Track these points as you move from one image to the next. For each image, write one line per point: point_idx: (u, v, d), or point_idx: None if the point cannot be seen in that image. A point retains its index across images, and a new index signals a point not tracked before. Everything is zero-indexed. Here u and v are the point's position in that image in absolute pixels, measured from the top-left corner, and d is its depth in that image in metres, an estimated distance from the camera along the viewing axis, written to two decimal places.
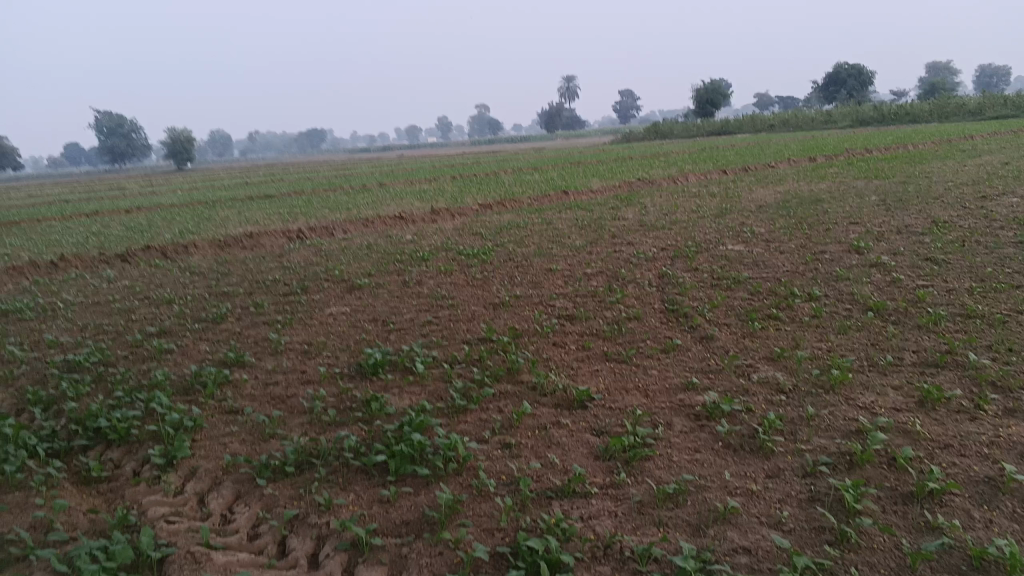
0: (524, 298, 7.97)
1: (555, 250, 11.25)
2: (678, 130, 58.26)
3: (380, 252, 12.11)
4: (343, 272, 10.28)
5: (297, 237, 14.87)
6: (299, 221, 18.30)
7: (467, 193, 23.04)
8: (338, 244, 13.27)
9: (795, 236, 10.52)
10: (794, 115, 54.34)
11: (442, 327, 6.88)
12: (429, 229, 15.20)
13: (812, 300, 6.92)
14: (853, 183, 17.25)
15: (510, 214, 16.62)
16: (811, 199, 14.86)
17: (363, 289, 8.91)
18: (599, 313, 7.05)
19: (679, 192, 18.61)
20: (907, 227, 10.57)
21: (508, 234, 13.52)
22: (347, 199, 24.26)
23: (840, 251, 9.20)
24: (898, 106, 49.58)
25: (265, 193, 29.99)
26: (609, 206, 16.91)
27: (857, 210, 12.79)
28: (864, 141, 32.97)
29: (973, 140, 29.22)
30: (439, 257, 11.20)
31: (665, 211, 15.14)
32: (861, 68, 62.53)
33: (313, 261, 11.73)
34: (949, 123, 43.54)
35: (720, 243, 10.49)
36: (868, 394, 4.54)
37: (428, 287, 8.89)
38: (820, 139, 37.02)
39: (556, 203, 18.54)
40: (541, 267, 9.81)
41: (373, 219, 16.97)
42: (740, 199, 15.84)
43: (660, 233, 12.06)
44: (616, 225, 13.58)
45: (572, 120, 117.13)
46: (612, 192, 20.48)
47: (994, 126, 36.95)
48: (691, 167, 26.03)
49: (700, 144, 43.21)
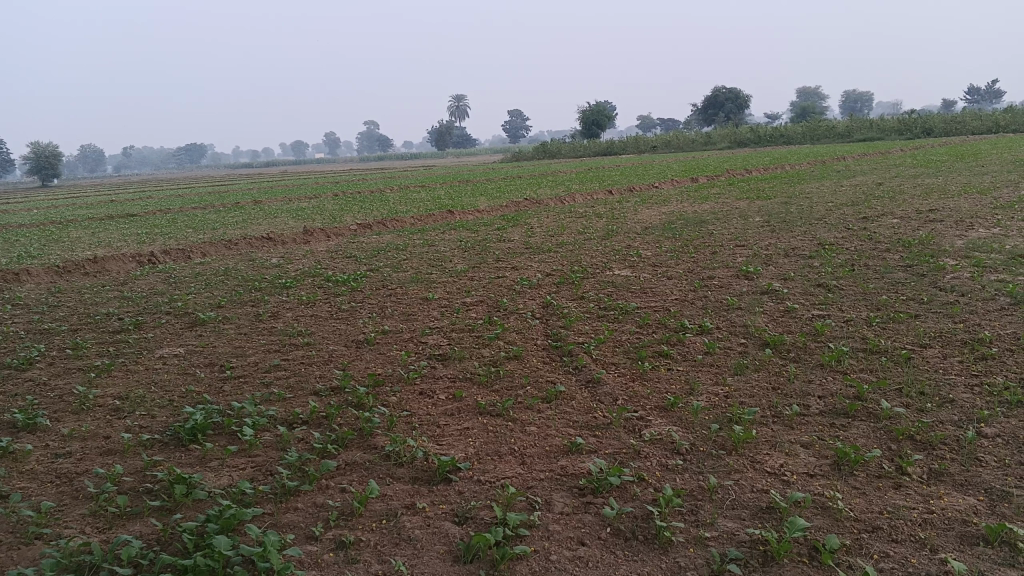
0: (391, 333, 7.07)
1: (432, 275, 10.40)
2: (566, 150, 58.71)
3: (240, 279, 10.94)
4: (191, 305, 9.11)
5: (150, 263, 13.44)
6: (158, 243, 16.77)
7: (347, 213, 21.93)
8: (195, 271, 11.99)
9: (684, 260, 10.05)
10: (676, 136, 55.63)
11: (290, 374, 5.90)
12: (300, 251, 14.09)
13: (705, 333, 6.33)
14: (736, 203, 17.22)
15: (389, 235, 15.66)
16: (697, 219, 14.62)
17: (208, 327, 7.81)
18: (473, 351, 6.23)
19: (565, 212, 18.13)
20: (795, 250, 10.31)
21: (384, 257, 12.60)
22: (218, 218, 22.65)
23: (730, 276, 8.76)
24: (774, 129, 51.50)
25: (129, 212, 27.84)
26: (494, 226, 16.22)
27: (743, 231, 12.55)
28: (743, 161, 33.76)
29: (846, 161, 30.36)
30: (305, 285, 10.16)
31: (550, 232, 14.58)
32: (738, 92, 64.88)
33: (160, 291, 10.46)
34: (821, 145, 45.47)
35: (607, 267, 9.91)
36: (776, 454, 3.89)
37: (285, 323, 7.87)
38: (702, 159, 37.81)
39: (439, 223, 17.72)
40: (415, 295, 8.94)
41: (240, 241, 15.65)
42: (627, 220, 15.45)
43: (545, 256, 11.41)
44: (500, 247, 12.87)
45: (463, 139, 116.97)
46: (498, 211, 19.86)
47: (861, 147, 38.71)
48: (577, 187, 25.76)
49: (588, 163, 43.50)
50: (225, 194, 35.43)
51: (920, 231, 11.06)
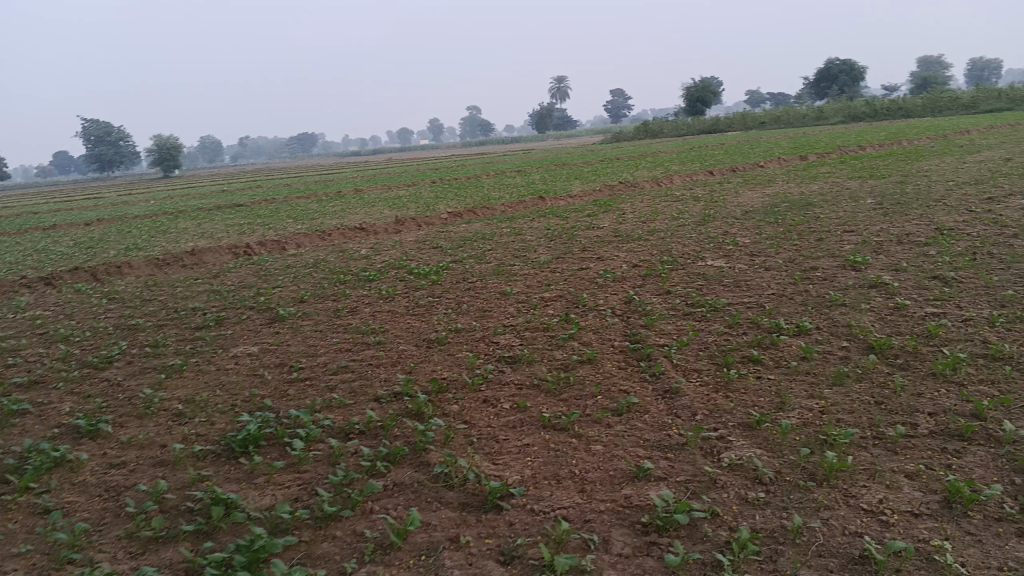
0: (463, 332, 6.78)
1: (515, 267, 10.06)
2: (667, 129, 57.33)
3: (325, 272, 10.91)
4: (273, 300, 9.08)
5: (243, 255, 13.64)
6: (256, 235, 17.09)
7: (440, 200, 21.88)
8: (284, 263, 12.07)
9: (783, 249, 9.34)
10: (784, 112, 53.35)
11: (354, 378, 5.68)
12: (389, 241, 14.07)
13: (801, 336, 5.74)
14: (846, 184, 16.12)
15: (478, 224, 15.42)
16: (801, 202, 13.72)
17: (285, 325, 7.73)
18: (546, 354, 5.86)
19: (660, 196, 17.44)
20: (908, 236, 9.45)
21: (470, 247, 12.39)
22: (316, 208, 23.08)
23: (835, 268, 8.03)
24: (890, 101, 48.65)
25: (236, 202, 28.74)
26: (585, 213, 15.73)
27: (850, 215, 11.68)
28: (856, 137, 31.95)
29: (969, 134, 28.25)
30: (387, 277, 10.03)
31: (643, 218, 14.00)
32: (851, 64, 61.67)
33: (247, 285, 10.53)
34: (942, 117, 42.65)
35: (699, 257, 9.31)
36: (876, 487, 3.36)
37: (360, 320, 7.72)
38: (810, 136, 36.06)
39: (530, 210, 17.36)
40: (495, 289, 8.62)
41: (332, 232, 15.73)
42: (725, 204, 14.67)
43: (635, 245, 10.88)
44: (589, 235, 12.41)
45: (562, 121, 116.20)
46: (591, 196, 19.40)
47: (987, 118, 35.97)
48: (675, 168, 24.90)
49: (689, 143, 42.26)
50: (327, 183, 36.18)
51: None
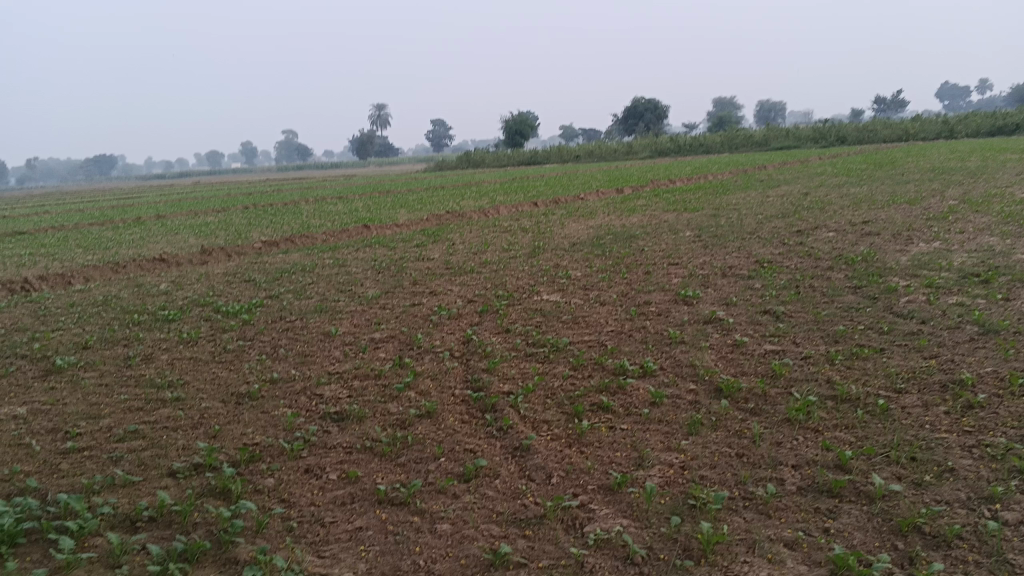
0: (280, 383, 5.99)
1: (339, 303, 9.30)
2: (490, 159, 58.13)
3: (117, 312, 9.61)
4: (51, 348, 7.79)
5: (18, 292, 11.88)
6: (37, 267, 15.10)
7: (256, 228, 20.53)
8: (68, 302, 10.57)
9: (616, 282, 9.23)
10: (600, 145, 55.56)
11: (146, 446, 4.78)
12: (197, 273, 12.81)
13: (649, 377, 5.47)
14: (665, 216, 16.61)
15: (297, 255, 14.42)
16: (626, 234, 13.89)
17: (62, 380, 6.57)
18: (378, 407, 5.22)
19: (488, 226, 17.20)
20: (733, 269, 9.65)
21: (289, 280, 11.46)
22: (114, 236, 20.99)
23: (670, 302, 7.94)
24: (695, 138, 51.94)
25: (17, 229, 25.70)
26: (412, 243, 15.15)
27: (674, 247, 11.88)
28: (667, 171, 33.59)
29: (767, 170, 30.45)
30: (192, 317, 8.95)
31: (472, 249, 13.62)
32: (658, 102, 65.48)
33: (19, 329, 9.05)
34: (741, 153, 46.00)
35: (534, 292, 9.00)
36: (757, 564, 3.04)
37: (158, 370, 6.70)
38: (625, 170, 37.60)
39: (353, 240, 16.55)
40: (317, 329, 7.84)
41: (129, 264, 14.15)
42: (553, 235, 14.62)
43: (466, 278, 10.44)
44: (416, 268, 11.83)
45: (385, 149, 115.28)
46: (417, 226, 18.87)
47: (780, 156, 39.14)
48: (499, 198, 24.92)
49: (511, 172, 42.87)
50: (127, 208, 33.31)
51: (859, 246, 10.54)
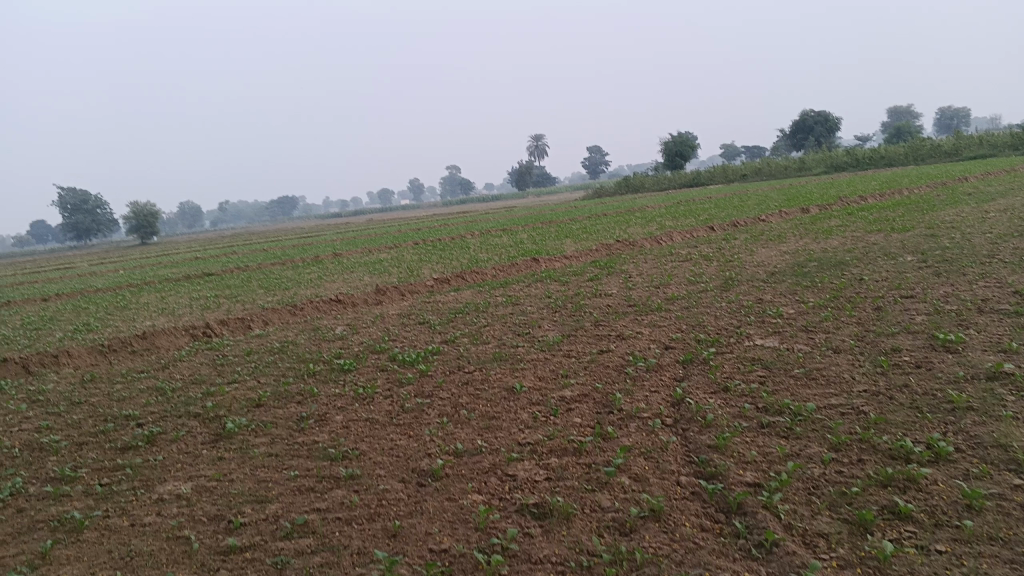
0: (466, 457, 5.08)
1: (519, 350, 8.38)
2: (651, 182, 56.63)
3: (292, 361, 9.18)
4: (224, 406, 7.36)
5: (200, 339, 11.86)
6: (219, 311, 15.33)
7: (424, 264, 20.30)
8: (245, 349, 10.32)
9: (843, 323, 7.76)
10: (769, 163, 52.68)
11: (316, 549, 3.98)
12: (369, 315, 12.41)
13: (944, 467, 4.11)
14: (869, 237, 14.72)
15: (468, 293, 13.77)
16: (832, 260, 12.22)
17: (231, 448, 5.99)
18: (588, 499, 4.19)
19: (667, 255, 15.92)
20: (989, 303, 7.94)
21: (462, 322, 10.76)
22: (291, 276, 21.44)
23: (926, 351, 6.43)
24: (876, 150, 48.11)
25: (206, 271, 27.03)
26: (586, 276, 14.19)
27: (897, 276, 10.18)
28: (851, 186, 30.91)
29: (971, 181, 27.27)
30: (366, 367, 8.32)
31: (655, 281, 12.44)
32: (830, 115, 61.55)
33: (195, 381, 8.77)
34: (931, 164, 41.99)
35: (744, 336, 7.69)
36: None
37: (330, 436, 5.99)
38: (802, 186, 35.06)
39: (525, 274, 15.79)
40: (499, 382, 6.93)
41: (304, 305, 14.02)
42: (744, 263, 13.15)
43: (657, 318, 9.27)
44: (597, 306, 10.79)
45: (543, 178, 116.08)
46: (587, 257, 17.91)
47: (982, 165, 35.22)
48: (671, 223, 23.52)
49: (676, 196, 41.23)
50: (303, 247, 34.56)
51: None
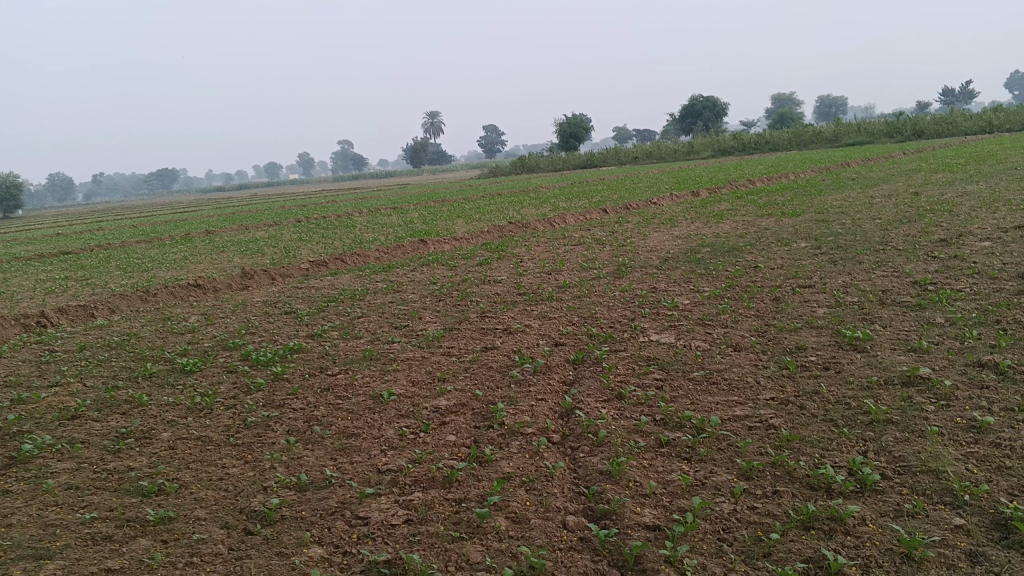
0: (309, 492, 4.18)
1: (394, 346, 7.46)
2: (545, 163, 56.36)
3: (130, 360, 7.93)
4: (32, 418, 6.05)
5: (31, 331, 10.33)
6: (63, 297, 13.63)
7: (305, 244, 18.99)
8: (78, 345, 8.94)
9: (742, 316, 7.21)
10: (660, 145, 53.21)
11: None
12: (231, 303, 11.18)
13: (871, 502, 3.50)
14: (761, 222, 14.50)
15: (347, 277, 12.72)
16: (726, 246, 11.81)
17: (22, 476, 4.81)
18: (453, 554, 3.37)
19: (559, 238, 15.27)
20: (890, 295, 7.58)
21: (336, 311, 9.74)
22: (158, 256, 19.69)
23: (833, 350, 5.89)
24: (762, 135, 49.28)
25: (64, 250, 24.69)
26: (475, 260, 13.37)
27: (793, 264, 9.81)
28: (739, 170, 31.23)
29: (852, 167, 27.98)
30: (214, 369, 7.21)
31: (546, 266, 11.72)
32: (717, 100, 62.79)
33: (8, 383, 7.42)
34: (812, 150, 43.23)
35: (639, 331, 7.02)
36: None
37: (148, 461, 4.92)
38: (692, 169, 35.29)
39: (410, 257, 14.78)
40: (365, 388, 6.00)
41: (160, 291, 12.57)
42: (637, 248, 12.60)
43: (546, 309, 8.53)
44: (484, 294, 9.96)
45: (437, 156, 114.52)
46: (477, 238, 17.09)
47: (860, 151, 36.41)
48: (563, 205, 22.98)
49: (570, 176, 40.94)
50: (177, 224, 32.26)
51: None
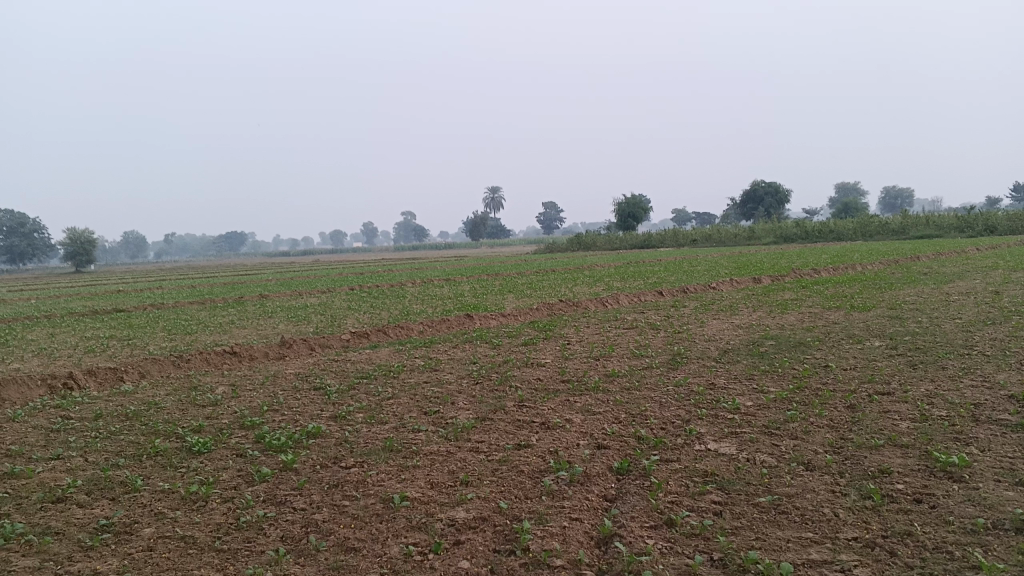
0: None
1: (419, 436, 6.77)
2: (602, 242, 55.87)
3: (141, 434, 7.38)
4: (13, 499, 5.47)
5: (55, 394, 9.90)
6: (99, 357, 13.29)
7: (351, 314, 18.56)
8: (94, 412, 8.45)
9: (813, 427, 6.34)
10: (720, 229, 52.32)
11: None
12: (262, 373, 10.65)
13: None
14: (828, 315, 13.53)
15: (386, 352, 12.14)
16: (791, 341, 10.90)
17: None
18: None
19: (611, 321, 14.50)
20: (985, 410, 6.62)
21: (367, 390, 9.11)
22: (204, 318, 19.48)
23: (923, 478, 4.99)
24: (825, 223, 48.03)
25: (117, 307, 24.74)
26: (520, 340, 12.68)
27: (868, 366, 8.86)
28: (802, 258, 30.11)
29: (922, 260, 26.66)
30: (223, 451, 6.59)
31: (595, 352, 10.95)
32: (780, 186, 61.88)
33: (8, 452, 6.90)
34: (880, 241, 41.79)
35: (694, 437, 6.20)
36: None
37: (116, 564, 4.27)
38: (752, 254, 34.26)
39: (453, 333, 14.18)
40: (378, 488, 5.30)
41: (195, 356, 12.15)
42: (694, 337, 11.77)
43: (591, 402, 7.76)
44: (524, 380, 9.23)
45: (495, 231, 115.39)
46: (525, 317, 16.44)
47: (930, 245, 34.92)
48: (617, 285, 22.26)
49: (626, 256, 40.21)
50: (233, 286, 32.44)
51: None
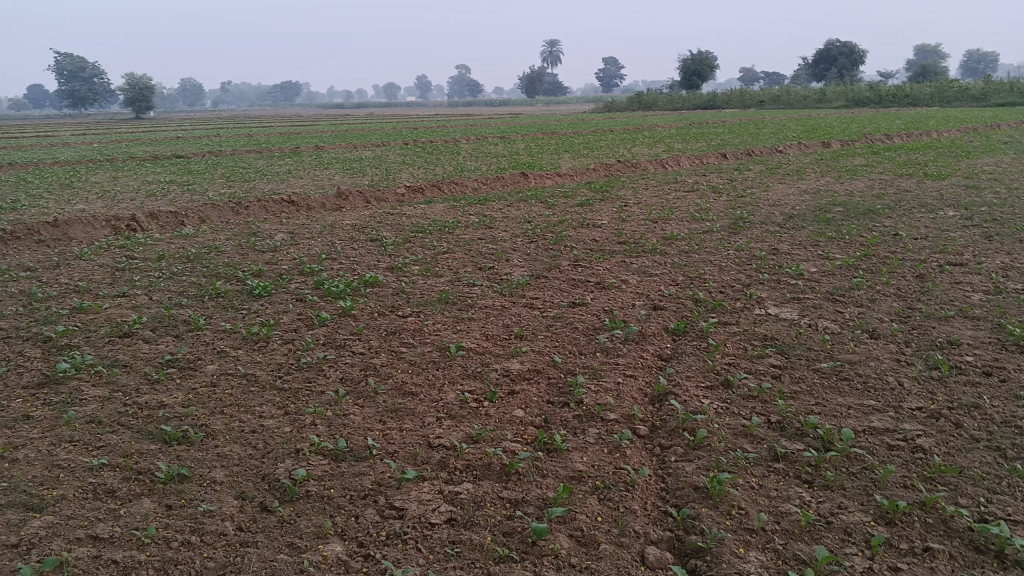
0: (345, 464, 3.56)
1: (474, 290, 6.75)
2: (662, 102, 53.99)
3: (202, 277, 7.51)
4: (83, 332, 5.64)
5: (120, 235, 10.12)
6: (161, 201, 13.49)
7: (406, 168, 18.41)
8: (157, 254, 8.62)
9: (880, 296, 6.12)
10: (788, 91, 49.95)
11: None
12: (318, 223, 10.69)
13: None
14: (900, 184, 12.92)
15: (440, 207, 12.05)
16: (859, 208, 10.46)
17: (51, 400, 4.38)
18: None
19: (670, 183, 14.11)
20: None
21: (422, 244, 9.08)
22: (261, 167, 19.56)
23: (995, 352, 4.80)
24: (902, 87, 45.40)
25: (177, 153, 24.98)
26: (576, 199, 12.45)
27: (940, 236, 8.47)
28: (875, 123, 28.66)
29: (1005, 129, 25.13)
30: (282, 296, 6.68)
31: (653, 214, 10.70)
32: (856, 46, 58.33)
33: (77, 288, 7.11)
34: (959, 108, 39.47)
35: (754, 302, 6.06)
36: None
37: (181, 398, 4.40)
38: (821, 118, 32.73)
39: (509, 190, 13.98)
40: (433, 338, 5.33)
41: (253, 204, 12.24)
42: (757, 201, 11.38)
43: (648, 263, 7.62)
44: (580, 239, 9.09)
45: (552, 87, 112.20)
46: (582, 176, 16.10)
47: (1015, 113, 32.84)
48: (677, 147, 21.57)
49: (687, 117, 38.80)
50: (290, 136, 32.40)
51: None
